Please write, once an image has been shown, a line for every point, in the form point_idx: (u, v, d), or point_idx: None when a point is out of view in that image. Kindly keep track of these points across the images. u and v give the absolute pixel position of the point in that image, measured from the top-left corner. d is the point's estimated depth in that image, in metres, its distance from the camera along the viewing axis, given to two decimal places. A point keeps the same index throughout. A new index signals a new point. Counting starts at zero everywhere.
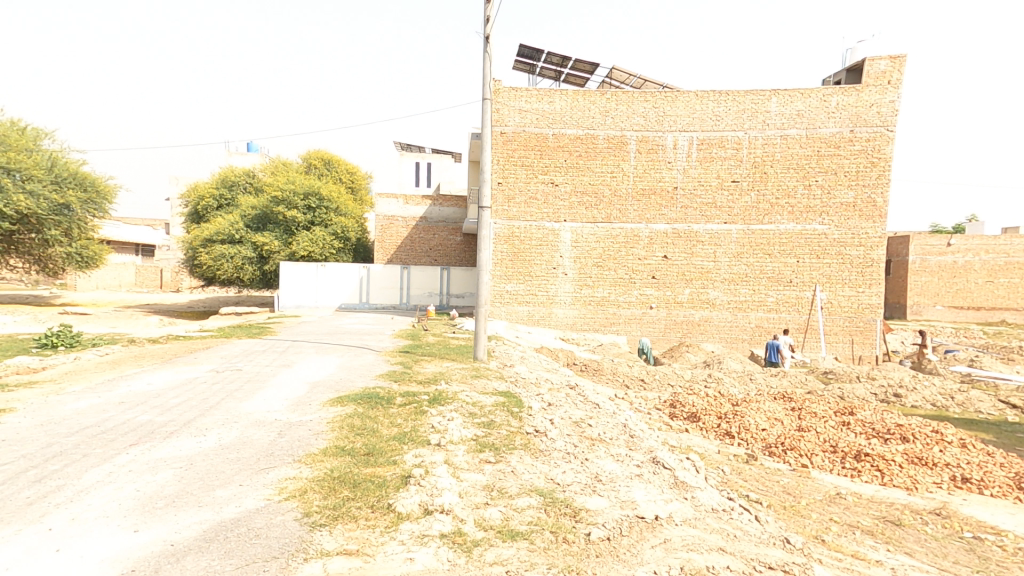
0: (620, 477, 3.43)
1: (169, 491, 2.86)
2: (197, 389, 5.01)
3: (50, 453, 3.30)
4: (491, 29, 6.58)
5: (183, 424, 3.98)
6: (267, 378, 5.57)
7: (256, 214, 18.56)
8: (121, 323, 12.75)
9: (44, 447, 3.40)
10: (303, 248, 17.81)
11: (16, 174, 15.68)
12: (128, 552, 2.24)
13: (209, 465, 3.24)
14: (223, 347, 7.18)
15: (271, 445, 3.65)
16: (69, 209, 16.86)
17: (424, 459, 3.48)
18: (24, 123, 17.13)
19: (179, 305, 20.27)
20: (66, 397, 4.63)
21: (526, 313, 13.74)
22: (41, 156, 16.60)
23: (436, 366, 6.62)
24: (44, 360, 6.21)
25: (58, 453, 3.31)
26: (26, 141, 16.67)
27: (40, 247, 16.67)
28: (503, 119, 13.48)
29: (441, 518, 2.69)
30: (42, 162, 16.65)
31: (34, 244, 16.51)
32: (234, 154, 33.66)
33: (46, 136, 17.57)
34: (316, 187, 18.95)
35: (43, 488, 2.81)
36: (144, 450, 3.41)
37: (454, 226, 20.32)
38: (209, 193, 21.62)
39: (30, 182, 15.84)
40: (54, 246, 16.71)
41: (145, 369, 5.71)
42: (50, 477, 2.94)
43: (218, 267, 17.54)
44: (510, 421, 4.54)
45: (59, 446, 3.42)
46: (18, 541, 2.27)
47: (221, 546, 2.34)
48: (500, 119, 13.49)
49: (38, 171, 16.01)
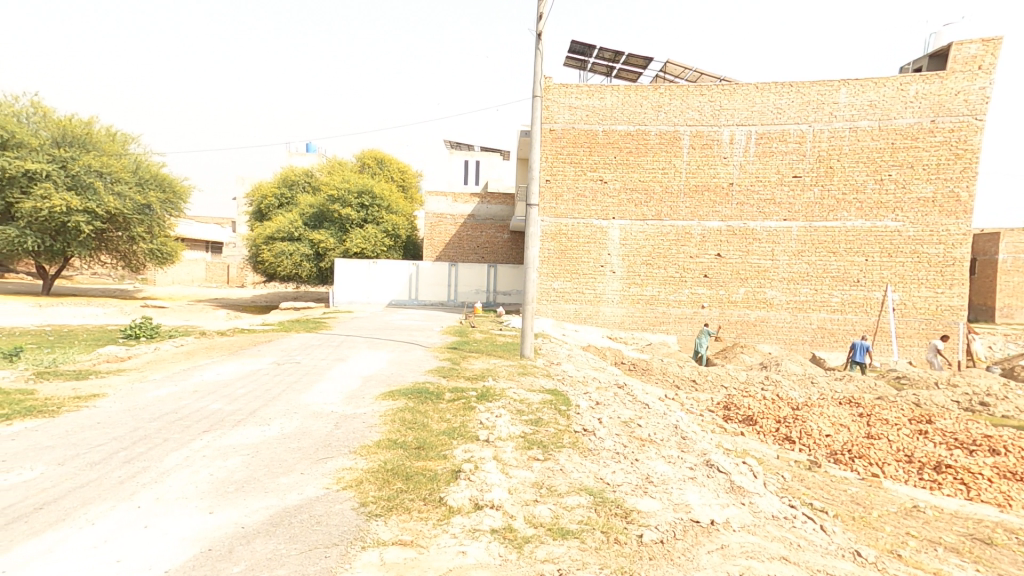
0: (673, 479, 3.36)
1: (238, 476, 3.02)
2: (259, 380, 5.26)
3: (137, 435, 3.57)
4: (544, 26, 6.56)
5: (249, 413, 4.20)
6: (323, 372, 5.78)
7: (314, 213, 19.34)
8: (194, 316, 13.59)
9: (131, 430, 3.67)
10: (356, 245, 18.37)
11: (107, 176, 16.85)
12: (203, 532, 2.39)
13: (273, 453, 3.40)
14: (283, 341, 7.50)
15: (328, 436, 3.79)
16: (151, 208, 18.01)
17: (473, 454, 3.53)
18: (115, 129, 18.49)
19: (242, 300, 21.37)
20: (148, 385, 4.98)
21: (573, 311, 13.67)
22: (128, 159, 17.86)
23: (483, 363, 6.68)
24: (130, 349, 6.71)
25: (144, 435, 3.57)
26: (116, 147, 17.98)
27: (127, 243, 17.94)
28: (552, 116, 13.52)
29: (491, 513, 2.71)
30: (127, 165, 17.92)
31: (120, 241, 17.77)
32: (294, 154, 35.21)
33: (133, 140, 18.87)
34: (370, 186, 19.46)
35: (131, 468, 3.03)
36: (215, 437, 3.61)
37: (502, 224, 20.41)
38: (271, 192, 22.63)
39: (118, 184, 17.01)
40: (139, 243, 17.94)
41: (215, 361, 6.03)
42: (138, 458, 3.17)
43: (279, 263, 18.36)
44: (558, 419, 4.54)
45: (144, 430, 3.68)
46: (113, 515, 2.48)
47: (286, 531, 2.46)
48: (550, 116, 13.54)
49: (125, 173, 17.14)
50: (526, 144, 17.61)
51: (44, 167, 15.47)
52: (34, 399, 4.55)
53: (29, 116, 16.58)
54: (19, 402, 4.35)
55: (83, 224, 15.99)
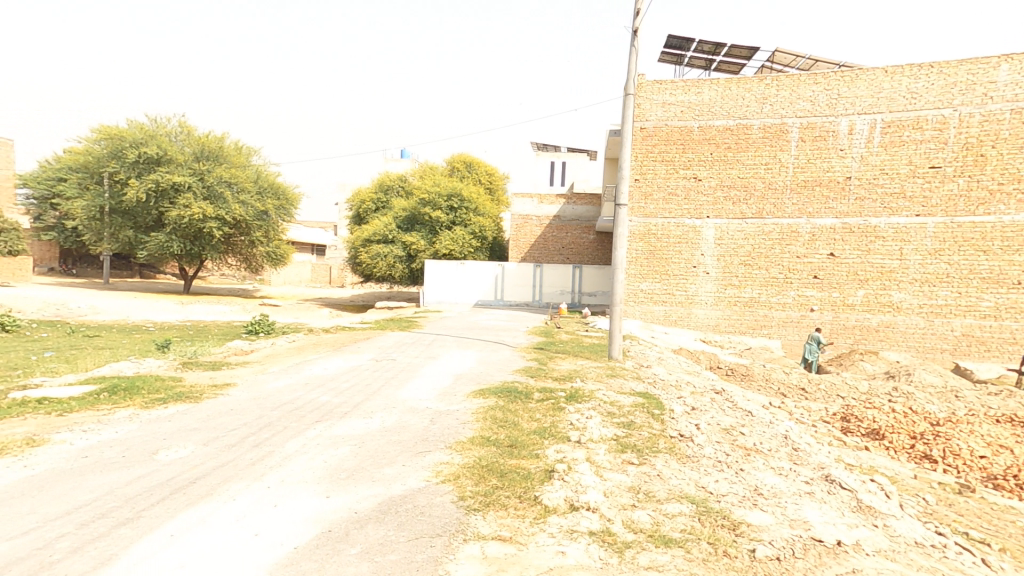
0: (786, 493, 3.12)
1: (348, 465, 3.23)
2: (361, 374, 5.59)
3: (262, 422, 4.03)
4: (639, 22, 6.41)
5: (353, 405, 4.47)
6: (416, 369, 6.02)
7: (407, 216, 20.26)
8: (303, 314, 14.75)
9: (257, 418, 4.16)
10: (444, 247, 18.98)
11: (234, 186, 18.72)
12: (321, 516, 2.62)
13: (377, 445, 3.57)
14: (381, 338, 7.92)
15: (425, 431, 3.92)
16: (267, 215, 19.73)
17: (565, 455, 3.49)
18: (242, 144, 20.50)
19: (342, 299, 22.88)
20: (268, 376, 5.51)
21: (662, 313, 13.21)
22: (251, 171, 19.72)
23: (570, 364, 6.62)
24: (253, 343, 7.43)
25: (268, 423, 4.01)
26: (242, 159, 19.92)
27: (248, 247, 19.78)
28: (644, 114, 13.16)
29: (588, 515, 2.66)
30: (251, 175, 19.81)
31: (243, 245, 19.70)
32: (390, 161, 37.18)
33: (255, 153, 20.82)
34: (458, 189, 20.03)
35: (259, 452, 3.45)
36: (326, 427, 3.89)
37: (588, 225, 20.21)
38: (369, 197, 24.01)
39: (243, 193, 18.84)
40: (258, 247, 19.71)
41: (321, 356, 6.49)
42: (264, 444, 3.60)
43: (375, 265, 19.44)
44: (651, 422, 4.39)
45: (268, 418, 4.13)
46: (247, 495, 2.86)
47: (394, 519, 2.57)
48: (641, 114, 13.17)
49: (249, 183, 18.92)
50: (614, 144, 17.31)
51: (187, 179, 17.51)
52: (181, 385, 5.30)
53: (176, 134, 18.83)
54: (170, 388, 5.09)
55: (215, 229, 17.90)
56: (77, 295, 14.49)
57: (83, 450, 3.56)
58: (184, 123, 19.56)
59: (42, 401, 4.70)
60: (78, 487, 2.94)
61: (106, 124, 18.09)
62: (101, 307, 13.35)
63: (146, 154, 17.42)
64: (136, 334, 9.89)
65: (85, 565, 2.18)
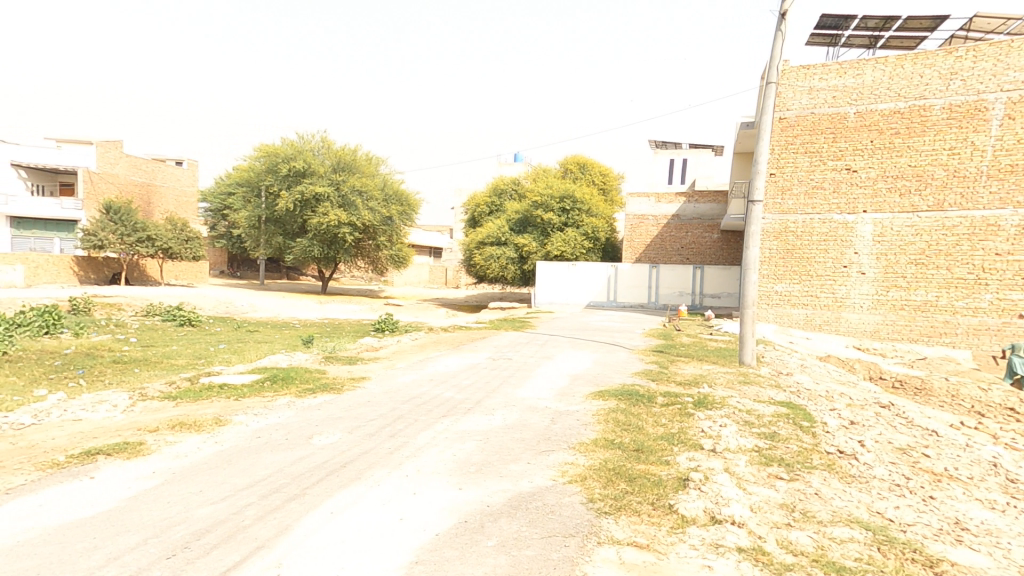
0: (1008, 533, 2.66)
1: (476, 459, 3.30)
2: (480, 372, 5.74)
3: (397, 413, 4.30)
4: (788, 5, 5.95)
5: (476, 402, 4.58)
6: (533, 368, 6.04)
7: (519, 219, 20.66)
8: (423, 313, 15.62)
9: (392, 409, 4.44)
10: (556, 249, 19.06)
11: (364, 195, 20.36)
12: (457, 506, 2.69)
13: (501, 442, 3.62)
14: (497, 338, 8.10)
15: (547, 430, 3.90)
16: (392, 220, 21.17)
17: (699, 464, 3.27)
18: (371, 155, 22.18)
19: (458, 299, 23.93)
20: (397, 371, 5.87)
21: (803, 317, 12.20)
22: (379, 180, 21.30)
23: (693, 368, 6.26)
24: (382, 340, 7.97)
25: (401, 415, 4.25)
26: (372, 169, 21.59)
27: (375, 251, 21.38)
28: (786, 103, 12.25)
29: (735, 530, 2.46)
30: (380, 184, 21.41)
31: (370, 249, 21.39)
32: (504, 165, 38.29)
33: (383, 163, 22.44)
34: (571, 191, 20.03)
35: (396, 442, 3.66)
36: (452, 422, 4.03)
37: (711, 224, 19.25)
38: (484, 201, 24.85)
39: (371, 201, 20.42)
40: (383, 250, 21.23)
41: (442, 354, 6.78)
42: (400, 434, 3.81)
43: (488, 267, 20.06)
44: (797, 435, 4.00)
45: (400, 410, 4.39)
46: (389, 481, 3.04)
47: (526, 515, 2.58)
48: (782, 104, 12.29)
49: (376, 191, 20.45)
50: (745, 137, 16.28)
51: (326, 189, 19.37)
52: (325, 376, 5.90)
53: (319, 149, 20.76)
54: (318, 379, 5.71)
55: (348, 235, 19.62)
56: (239, 295, 16.70)
57: (256, 431, 4.20)
58: (326, 139, 21.63)
59: (224, 385, 5.72)
60: (255, 464, 3.46)
61: (264, 143, 20.58)
62: (258, 306, 15.22)
63: (294, 169, 19.52)
64: (286, 329, 11.20)
65: (270, 532, 2.55)
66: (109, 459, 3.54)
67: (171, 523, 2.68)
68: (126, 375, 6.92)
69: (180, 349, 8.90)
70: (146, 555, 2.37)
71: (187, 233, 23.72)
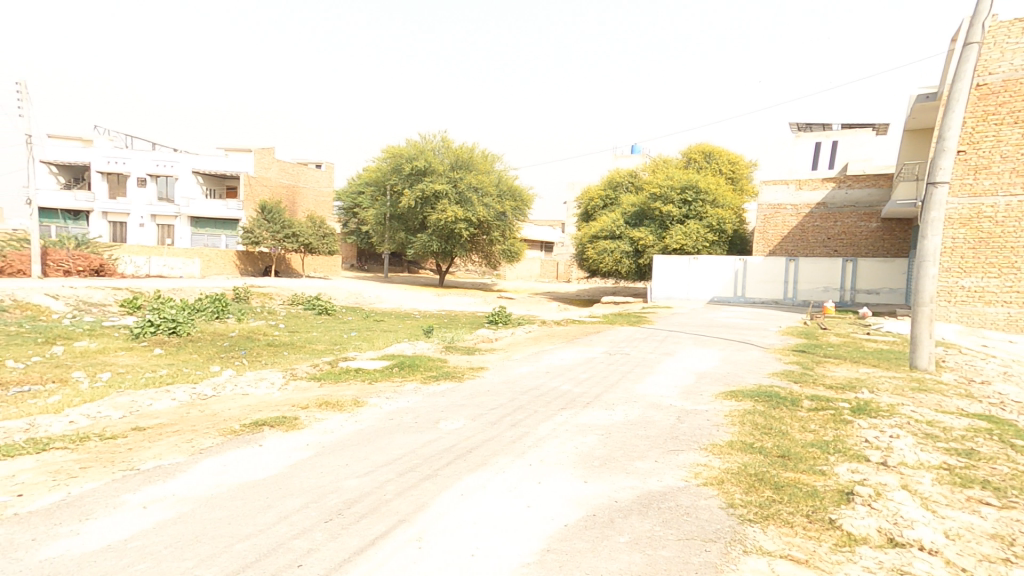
0: None
1: (598, 453, 3.24)
2: (596, 366, 5.66)
3: (516, 404, 4.37)
4: None
5: (595, 396, 4.51)
6: (654, 364, 5.82)
7: (635, 212, 20.19)
8: (535, 307, 15.86)
9: (511, 400, 4.51)
10: (675, 242, 18.37)
11: (479, 191, 21.08)
12: (582, 499, 2.65)
13: (625, 437, 3.52)
14: (611, 332, 7.94)
15: (673, 429, 3.72)
16: (505, 215, 21.70)
17: (865, 477, 2.92)
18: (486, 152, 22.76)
19: (570, 293, 24.13)
20: (513, 362, 5.98)
21: (1002, 314, 11.25)
22: (494, 176, 21.88)
23: (848, 371, 5.66)
24: (497, 332, 8.16)
25: (520, 405, 4.31)
26: (487, 166, 22.22)
27: (488, 245, 22.12)
28: (990, 69, 11.61)
29: (921, 557, 2.16)
30: (494, 180, 21.96)
31: (484, 244, 22.14)
32: (620, 156, 37.70)
33: (496, 159, 22.94)
34: (694, 181, 19.13)
35: (517, 432, 3.70)
36: (572, 415, 4.00)
37: (865, 213, 17.56)
38: (597, 194, 24.58)
39: (486, 197, 21.10)
40: (496, 244, 21.91)
41: (556, 347, 6.77)
42: (520, 424, 3.85)
43: (601, 260, 19.81)
44: (1007, 454, 3.39)
45: (519, 401, 4.44)
46: (512, 469, 3.08)
47: (658, 514, 2.47)
48: (985, 69, 11.67)
49: (490, 188, 21.06)
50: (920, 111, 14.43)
51: (444, 187, 20.30)
52: (447, 364, 6.18)
53: (439, 148, 21.74)
54: (440, 367, 6.00)
55: (464, 230, 20.45)
56: (366, 286, 18.10)
57: (390, 414, 4.50)
58: (445, 138, 22.61)
59: (359, 369, 6.23)
60: (391, 444, 3.70)
61: (389, 145, 21.99)
62: (384, 297, 16.36)
63: (414, 168, 20.67)
64: (410, 319, 11.95)
65: (409, 507, 2.70)
66: (272, 431, 3.98)
67: (328, 490, 2.96)
68: (280, 356, 7.86)
69: (319, 335, 9.87)
70: (310, 517, 2.63)
71: (323, 230, 26.19)
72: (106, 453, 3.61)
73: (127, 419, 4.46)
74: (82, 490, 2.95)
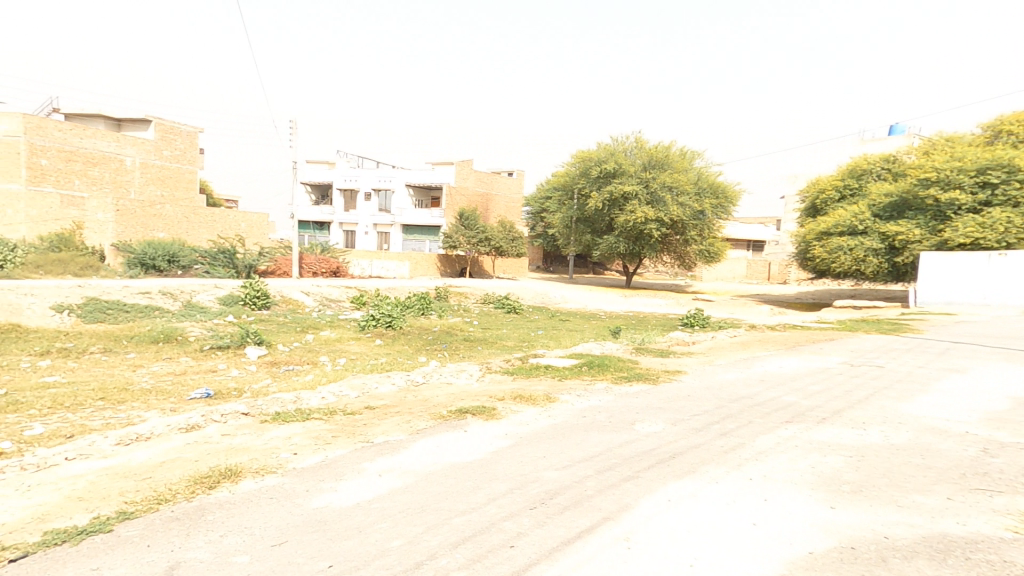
0: None
1: (849, 477, 2.90)
2: (824, 378, 5.06)
3: (723, 411, 4.13)
4: None
5: (832, 412, 4.04)
6: (909, 382, 4.95)
7: (894, 202, 18.63)
8: (738, 309, 14.98)
9: (717, 406, 4.26)
10: (960, 235, 15.75)
11: (674, 190, 20.42)
12: (831, 527, 2.38)
13: (885, 463, 3.09)
14: (847, 343, 7.13)
15: (962, 462, 3.12)
16: (703, 213, 20.88)
17: None
18: (684, 149, 22.18)
19: (789, 296, 22.18)
20: (715, 367, 5.64)
21: None
22: (692, 173, 21.25)
23: None
24: (693, 335, 7.76)
25: (730, 413, 4.06)
26: (685, 163, 21.63)
27: (683, 245, 21.45)
28: None
29: None
30: (693, 177, 21.38)
31: (678, 244, 21.48)
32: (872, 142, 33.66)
33: (694, 155, 22.18)
34: (989, 161, 16.24)
35: (729, 441, 3.49)
36: (803, 429, 3.66)
37: None
38: (830, 184, 21.90)
39: (681, 196, 20.33)
40: (693, 244, 21.20)
41: (772, 354, 6.23)
42: (733, 433, 3.63)
43: (835, 259, 18.35)
44: None
45: (728, 408, 4.19)
46: (729, 481, 2.90)
47: (958, 564, 2.09)
48: None
49: (687, 186, 20.22)
50: None
51: (634, 188, 20.06)
52: (638, 366, 6.08)
53: (631, 149, 21.58)
54: (631, 368, 5.92)
55: (654, 230, 19.98)
56: (552, 287, 18.78)
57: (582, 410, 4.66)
58: (638, 138, 22.26)
59: (549, 366, 6.45)
60: (586, 441, 3.77)
61: (580, 149, 22.37)
62: (569, 297, 16.79)
63: (603, 171, 20.78)
64: (594, 320, 12.06)
65: (613, 506, 2.73)
66: (474, 418, 4.39)
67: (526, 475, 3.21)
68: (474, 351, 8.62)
69: (509, 332, 10.50)
70: (514, 500, 2.87)
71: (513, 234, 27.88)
72: (340, 428, 4.42)
73: (360, 397, 5.37)
74: (335, 455, 3.62)
